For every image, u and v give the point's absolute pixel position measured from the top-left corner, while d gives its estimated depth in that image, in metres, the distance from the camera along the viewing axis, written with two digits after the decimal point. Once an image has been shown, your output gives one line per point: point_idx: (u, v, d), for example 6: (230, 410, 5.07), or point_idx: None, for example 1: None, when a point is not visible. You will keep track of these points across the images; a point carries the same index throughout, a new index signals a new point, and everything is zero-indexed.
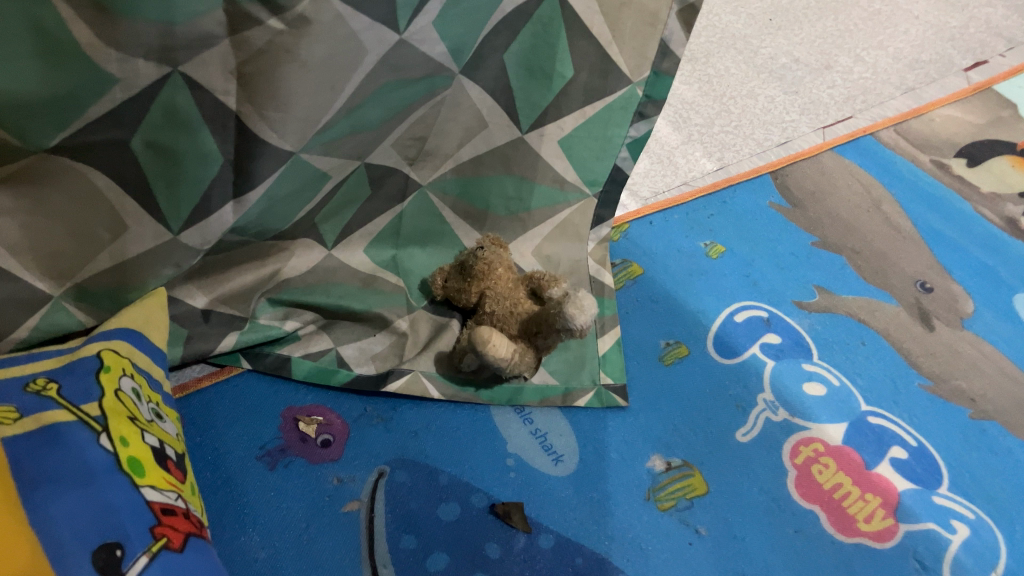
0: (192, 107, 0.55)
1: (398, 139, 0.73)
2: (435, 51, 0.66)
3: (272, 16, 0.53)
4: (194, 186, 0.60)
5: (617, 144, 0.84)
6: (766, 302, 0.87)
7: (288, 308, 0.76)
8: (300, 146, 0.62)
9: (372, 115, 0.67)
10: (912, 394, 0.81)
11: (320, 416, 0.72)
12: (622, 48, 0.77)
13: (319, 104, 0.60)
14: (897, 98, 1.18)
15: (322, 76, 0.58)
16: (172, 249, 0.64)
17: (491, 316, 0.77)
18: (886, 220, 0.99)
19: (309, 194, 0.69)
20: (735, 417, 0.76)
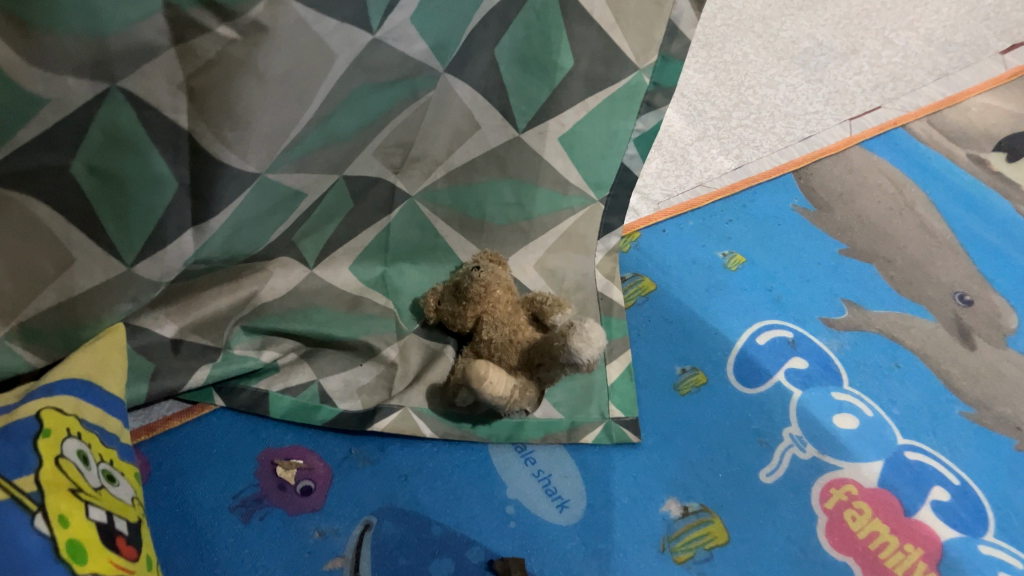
0: (138, 128, 0.48)
1: (380, 147, 0.65)
2: (415, 50, 0.58)
3: (222, 22, 0.45)
4: (146, 216, 0.53)
5: (624, 139, 0.76)
6: (791, 320, 0.79)
7: (266, 336, 0.68)
8: (266, 165, 0.54)
9: (349, 125, 0.59)
10: (952, 423, 0.74)
11: (299, 460, 0.66)
12: (627, 31, 0.69)
13: (285, 119, 0.52)
14: (930, 85, 1.09)
15: (285, 88, 0.50)
16: (126, 283, 0.56)
17: (488, 345, 0.69)
18: (921, 223, 0.91)
19: (282, 214, 0.61)
20: (759, 454, 0.69)
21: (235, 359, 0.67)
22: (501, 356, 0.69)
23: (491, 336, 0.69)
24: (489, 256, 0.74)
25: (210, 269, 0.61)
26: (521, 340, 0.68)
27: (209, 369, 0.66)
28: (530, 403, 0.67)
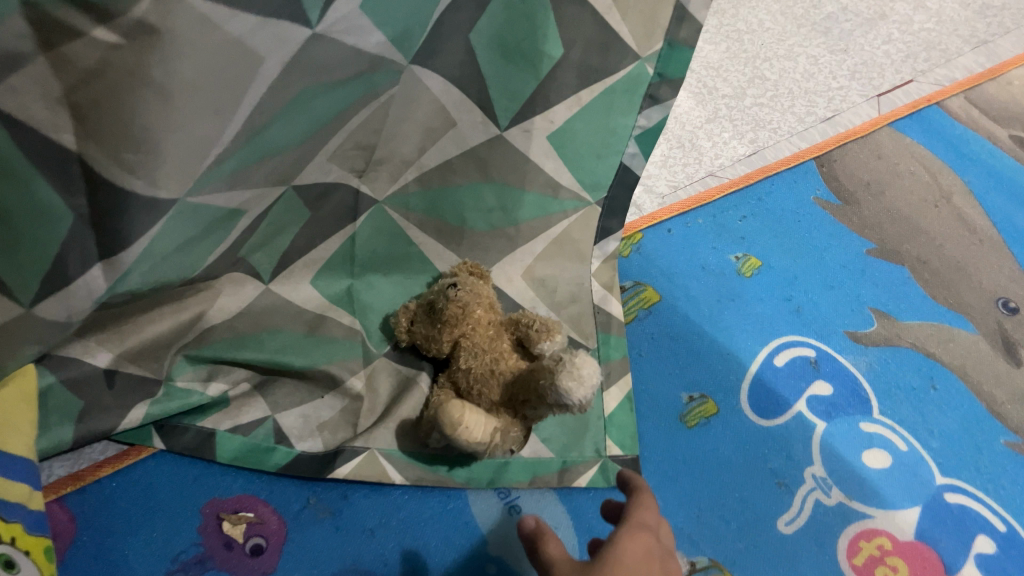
0: (13, 151, 0.38)
1: (337, 150, 0.55)
2: (368, 42, 0.49)
3: (100, 24, 0.35)
4: (38, 253, 0.43)
5: (623, 137, 0.66)
6: (813, 336, 0.70)
7: (213, 366, 0.59)
8: (184, 190, 0.44)
9: (292, 130, 0.49)
10: (996, 455, 0.65)
11: (249, 513, 0.58)
12: (627, 14, 0.58)
13: (202, 135, 0.42)
14: (966, 55, 0.97)
15: (196, 102, 0.40)
16: (26, 327, 0.47)
17: (465, 375, 0.60)
18: (959, 217, 0.81)
19: (217, 236, 0.52)
20: (777, 499, 0.60)
21: (177, 394, 0.58)
22: (481, 390, 0.58)
23: (469, 365, 0.59)
24: (467, 267, 0.64)
25: (137, 298, 0.51)
26: (504, 372, 0.58)
27: (147, 406, 0.57)
28: (516, 441, 0.58)
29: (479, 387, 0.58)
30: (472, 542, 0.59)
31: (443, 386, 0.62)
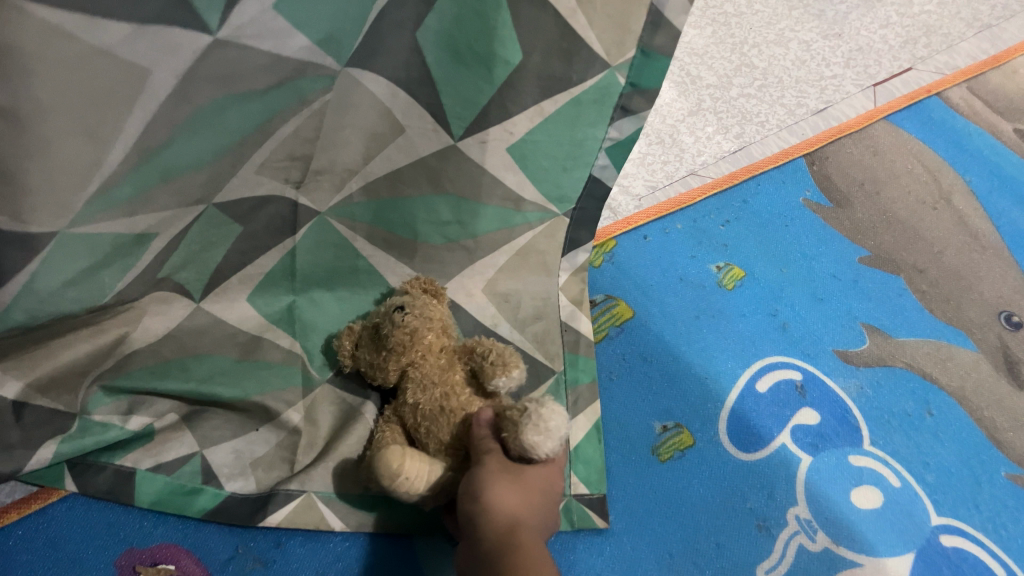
0: None
1: (266, 162, 0.49)
2: (288, 47, 0.42)
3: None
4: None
5: (592, 150, 0.58)
6: (799, 357, 0.64)
7: (133, 398, 0.54)
8: (68, 223, 0.38)
9: (202, 146, 0.43)
10: (996, 490, 0.59)
11: (169, 566, 0.52)
12: (593, 18, 0.51)
13: (77, 159, 0.36)
14: (970, 40, 0.90)
15: (63, 126, 0.34)
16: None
17: (414, 413, 0.51)
18: (960, 221, 0.75)
19: (122, 261, 0.45)
20: (756, 544, 0.54)
21: (92, 430, 0.52)
22: (429, 430, 0.50)
23: (417, 401, 0.51)
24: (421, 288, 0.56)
25: (38, 330, 0.45)
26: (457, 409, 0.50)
27: (57, 443, 0.51)
28: None
29: (428, 428, 0.50)
30: None
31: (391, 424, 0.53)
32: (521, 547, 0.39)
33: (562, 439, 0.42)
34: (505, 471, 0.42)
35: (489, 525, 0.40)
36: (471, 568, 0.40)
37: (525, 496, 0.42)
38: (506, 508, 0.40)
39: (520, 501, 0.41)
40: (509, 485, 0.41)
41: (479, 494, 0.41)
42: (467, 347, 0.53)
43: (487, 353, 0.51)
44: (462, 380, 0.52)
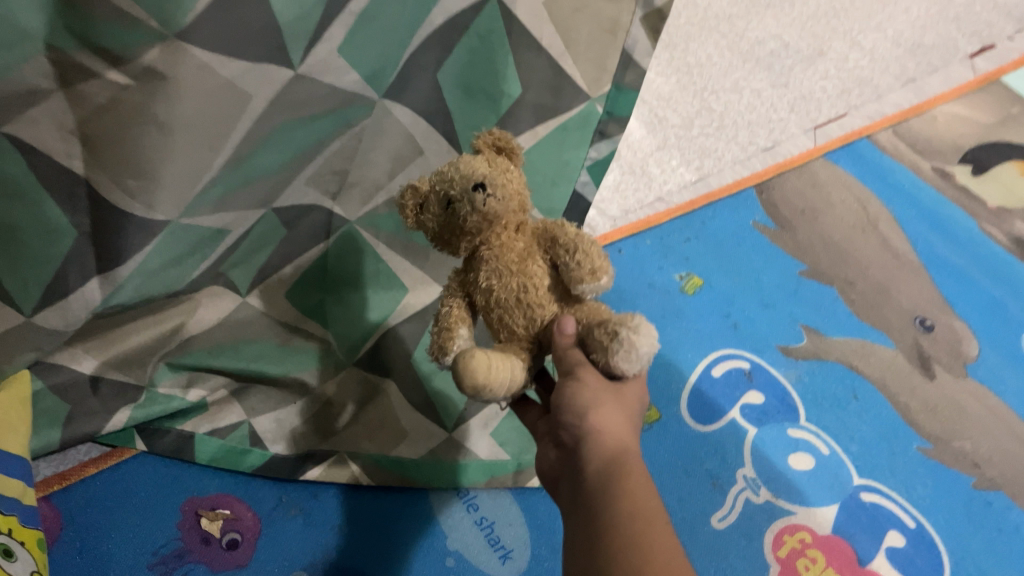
0: (27, 175, 0.44)
1: (313, 175, 0.60)
2: (344, 81, 0.54)
3: (112, 67, 0.40)
4: (42, 266, 0.48)
5: (576, 167, 0.73)
6: (748, 349, 0.77)
7: (192, 373, 0.64)
8: (178, 212, 0.49)
9: (272, 162, 0.54)
10: (909, 459, 0.71)
11: (225, 510, 0.63)
12: (578, 61, 0.65)
13: (195, 165, 0.47)
14: (896, 92, 1.05)
15: (192, 137, 0.45)
16: (24, 333, 0.51)
17: (484, 295, 0.45)
18: (884, 243, 0.88)
19: (201, 254, 0.56)
20: (711, 497, 0.66)
21: (158, 400, 0.63)
22: (501, 316, 0.45)
23: (491, 288, 0.44)
24: (490, 163, 0.43)
25: (127, 308, 0.56)
26: (535, 306, 0.44)
27: (130, 410, 0.62)
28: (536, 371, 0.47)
29: (499, 315, 0.45)
30: (432, 539, 0.64)
31: (456, 294, 0.46)
32: (627, 474, 0.41)
33: (649, 360, 0.42)
34: (607, 390, 0.43)
35: (594, 454, 0.42)
36: (574, 485, 0.43)
37: (625, 414, 0.43)
38: (609, 432, 0.43)
39: (621, 423, 0.43)
40: (610, 404, 0.43)
41: (585, 426, 0.43)
42: (546, 228, 0.45)
43: (575, 252, 0.43)
44: (541, 271, 0.45)
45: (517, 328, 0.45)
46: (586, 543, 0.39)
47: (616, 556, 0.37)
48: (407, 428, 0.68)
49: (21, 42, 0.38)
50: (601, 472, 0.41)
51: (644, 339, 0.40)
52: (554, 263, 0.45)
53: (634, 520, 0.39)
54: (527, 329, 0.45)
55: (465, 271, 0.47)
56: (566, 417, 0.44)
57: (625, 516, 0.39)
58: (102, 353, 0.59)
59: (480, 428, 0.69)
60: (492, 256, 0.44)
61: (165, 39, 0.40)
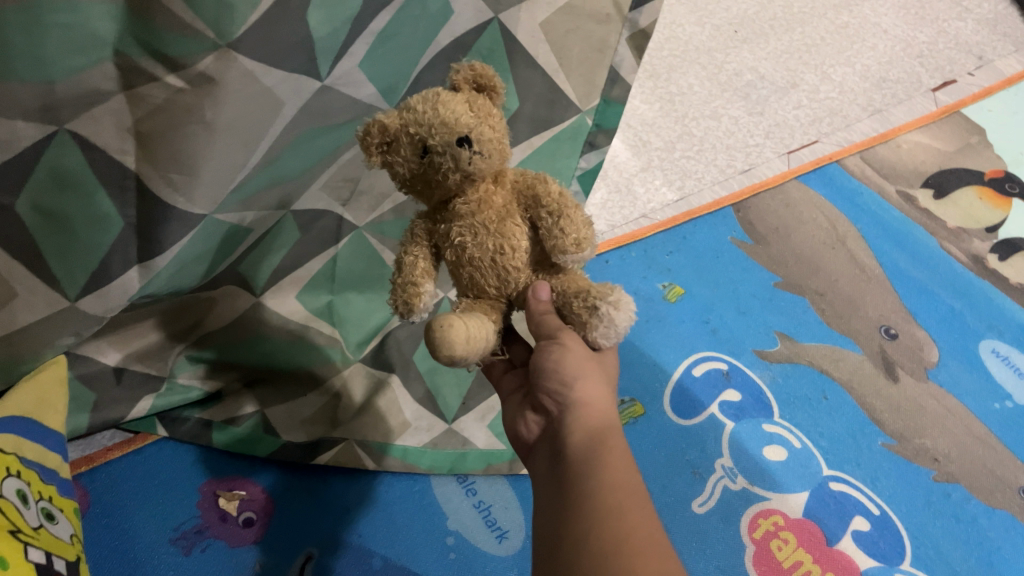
0: (85, 168, 0.49)
1: (328, 182, 0.65)
2: (363, 93, 0.60)
3: (171, 73, 0.46)
4: (89, 254, 0.53)
5: (568, 174, 0.80)
6: (726, 352, 0.83)
7: (210, 365, 0.69)
8: (213, 207, 0.55)
9: (295, 165, 0.60)
10: (874, 454, 0.77)
11: (241, 492, 0.68)
12: (571, 75, 0.71)
13: (232, 164, 0.53)
14: (863, 121, 1.13)
15: (231, 137, 0.51)
16: (68, 318, 0.56)
17: (456, 250, 0.46)
18: (852, 259, 0.95)
19: (225, 250, 0.60)
20: (692, 485, 0.72)
21: (178, 389, 0.68)
22: (472, 273, 0.46)
23: (465, 244, 0.45)
24: (471, 110, 0.43)
25: (155, 301, 0.61)
26: (509, 266, 0.46)
27: (152, 399, 0.67)
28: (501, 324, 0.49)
29: (471, 271, 0.46)
30: (434, 522, 0.69)
31: (423, 245, 0.48)
32: (608, 441, 0.46)
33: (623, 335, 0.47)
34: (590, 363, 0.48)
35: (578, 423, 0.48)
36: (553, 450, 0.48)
37: (605, 386, 0.48)
38: (592, 404, 0.48)
39: (603, 398, 0.48)
40: (595, 379, 0.48)
41: (570, 399, 0.48)
42: (523, 185, 0.47)
43: (558, 218, 0.45)
44: (518, 229, 0.46)
45: (487, 287, 0.47)
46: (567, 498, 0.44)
47: (588, 503, 0.43)
48: (410, 419, 0.74)
49: (93, 48, 0.44)
50: (584, 437, 0.46)
51: (623, 317, 0.45)
52: (531, 221, 0.47)
53: (612, 479, 0.43)
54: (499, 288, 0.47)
55: (436, 221, 0.48)
56: (550, 383, 0.48)
57: (605, 475, 0.44)
58: (124, 345, 0.63)
59: (478, 420, 0.75)
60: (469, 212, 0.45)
61: (218, 49, 0.46)
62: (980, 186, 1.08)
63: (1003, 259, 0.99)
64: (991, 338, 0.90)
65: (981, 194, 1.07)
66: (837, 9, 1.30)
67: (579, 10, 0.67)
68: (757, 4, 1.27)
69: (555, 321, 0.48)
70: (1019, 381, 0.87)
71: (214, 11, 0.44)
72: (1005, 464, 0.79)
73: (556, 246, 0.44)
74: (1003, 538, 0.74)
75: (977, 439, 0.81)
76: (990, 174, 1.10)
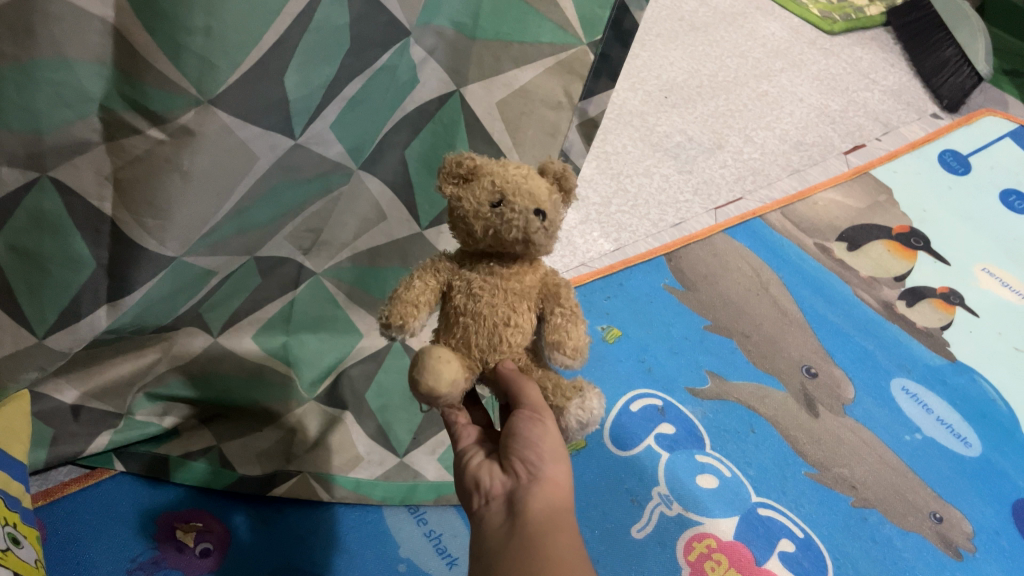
0: (62, 212, 0.52)
1: (291, 232, 0.68)
2: (331, 151, 0.64)
3: (153, 126, 0.50)
4: (60, 292, 0.55)
5: None
6: (660, 389, 0.90)
7: (168, 403, 0.71)
8: (182, 250, 0.57)
9: (263, 214, 0.63)
10: (798, 482, 0.84)
11: (198, 523, 0.71)
12: (524, 154, 0.76)
13: (202, 212, 0.56)
14: (783, 180, 1.22)
15: (206, 185, 0.55)
16: (35, 354, 0.57)
17: (468, 298, 0.47)
18: (774, 303, 1.03)
19: (190, 291, 0.63)
20: (631, 511, 0.78)
21: (137, 425, 0.70)
22: (467, 326, 0.47)
23: (482, 297, 0.47)
24: (552, 195, 0.47)
25: (119, 339, 0.63)
26: (506, 338, 0.47)
27: (110, 435, 0.69)
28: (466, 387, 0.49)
29: (467, 324, 0.47)
30: (384, 549, 0.74)
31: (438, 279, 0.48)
32: (564, 522, 0.46)
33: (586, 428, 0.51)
34: (561, 450, 0.49)
35: (541, 495, 0.46)
36: (511, 514, 0.46)
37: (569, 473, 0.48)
38: (556, 485, 0.47)
39: (567, 485, 0.48)
40: (562, 466, 0.48)
41: (540, 472, 0.47)
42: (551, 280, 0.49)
43: (571, 319, 0.47)
44: (529, 314, 0.48)
45: (474, 346, 0.47)
46: (512, 556, 0.44)
47: None
48: (363, 453, 0.77)
49: (81, 104, 0.48)
50: (544, 512, 0.45)
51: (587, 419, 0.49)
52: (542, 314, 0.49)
53: (560, 556, 0.43)
54: (485, 354, 0.47)
55: (464, 267, 0.49)
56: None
57: (559, 545, 0.44)
58: (83, 384, 0.66)
59: (428, 453, 0.79)
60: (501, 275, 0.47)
61: (201, 105, 0.50)
62: (888, 240, 1.17)
63: (910, 305, 1.08)
64: (901, 376, 0.98)
65: (889, 247, 1.16)
66: (757, 78, 1.41)
67: (532, 94, 0.72)
68: (684, 72, 1.37)
69: (535, 394, 0.48)
70: (927, 416, 0.95)
71: (197, 70, 0.48)
72: (916, 490, 0.86)
73: (558, 338, 0.46)
74: (915, 558, 0.80)
75: (890, 466, 0.88)
76: (898, 229, 1.19)
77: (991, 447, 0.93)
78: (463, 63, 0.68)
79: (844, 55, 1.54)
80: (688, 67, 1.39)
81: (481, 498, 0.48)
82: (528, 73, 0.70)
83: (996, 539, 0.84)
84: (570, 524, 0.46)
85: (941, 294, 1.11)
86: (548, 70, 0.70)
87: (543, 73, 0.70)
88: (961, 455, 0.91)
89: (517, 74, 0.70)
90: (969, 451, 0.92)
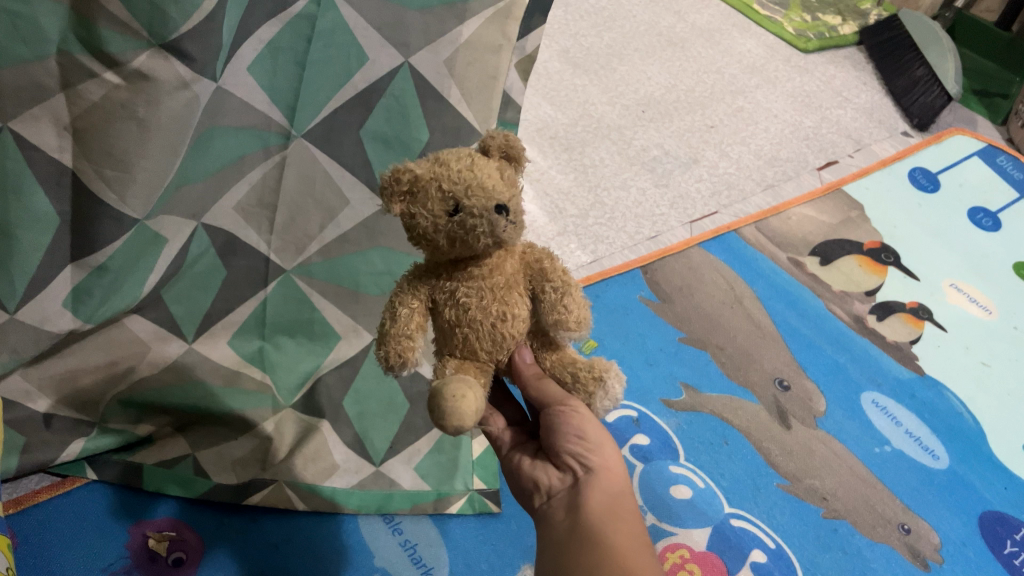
0: (24, 169, 0.51)
1: (243, 202, 0.67)
2: (254, 98, 0.62)
3: (108, 69, 0.49)
4: (27, 256, 0.54)
5: None
6: (636, 401, 0.91)
7: (141, 411, 0.70)
8: (145, 212, 0.56)
9: (201, 167, 0.61)
10: (770, 494, 0.85)
11: (171, 532, 0.70)
12: (471, 101, 0.72)
13: (161, 168, 0.55)
14: (758, 195, 1.24)
15: (164, 139, 0.54)
16: (7, 331, 0.56)
17: (456, 309, 0.46)
18: (748, 316, 1.04)
19: (147, 263, 0.61)
20: None
21: (109, 432, 0.70)
22: (466, 335, 0.46)
23: (470, 307, 0.46)
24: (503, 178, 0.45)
25: (90, 329, 0.61)
26: (506, 334, 0.47)
27: (83, 442, 0.69)
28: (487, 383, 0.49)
29: (465, 330, 0.46)
30: (355, 559, 0.74)
31: (420, 300, 0.47)
32: (621, 508, 0.51)
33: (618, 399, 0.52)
34: (603, 432, 0.53)
35: (592, 491, 0.51)
36: (570, 512, 0.51)
37: (616, 456, 0.53)
38: (609, 472, 0.53)
39: (617, 471, 0.53)
40: (609, 451, 0.53)
41: (590, 463, 0.52)
42: (530, 260, 0.49)
43: (563, 296, 0.47)
44: (521, 300, 0.47)
45: (480, 351, 0.47)
46: (580, 543, 0.49)
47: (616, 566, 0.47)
48: (339, 462, 0.77)
49: (38, 43, 0.47)
50: (604, 501, 0.51)
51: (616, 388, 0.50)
52: (533, 293, 0.48)
53: (625, 537, 0.49)
54: (495, 348, 0.47)
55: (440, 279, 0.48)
56: (572, 445, 0.52)
57: (619, 532, 0.49)
58: (55, 391, 0.65)
59: (404, 462, 0.79)
60: (481, 272, 0.46)
61: (152, 48, 0.50)
62: (860, 255, 1.19)
63: (881, 319, 1.10)
64: (871, 390, 1.00)
65: (861, 261, 1.18)
66: (733, 94, 1.43)
67: (476, 45, 0.69)
68: (662, 87, 1.39)
69: (556, 389, 0.51)
70: (895, 429, 0.96)
71: (147, 14, 0.48)
72: (885, 502, 0.88)
73: (561, 321, 0.47)
74: (883, 568, 0.82)
75: (861, 479, 0.89)
76: (869, 244, 1.21)
77: (958, 460, 0.95)
78: (409, 34, 0.66)
79: (818, 72, 1.57)
80: (665, 81, 1.41)
81: (542, 496, 0.54)
82: (470, 27, 0.68)
83: (962, 551, 0.86)
84: (628, 510, 0.51)
85: (910, 309, 1.13)
86: (488, 19, 0.68)
87: (484, 23, 0.68)
88: (928, 466, 0.93)
89: (460, 28, 0.68)
90: (936, 464, 0.94)
